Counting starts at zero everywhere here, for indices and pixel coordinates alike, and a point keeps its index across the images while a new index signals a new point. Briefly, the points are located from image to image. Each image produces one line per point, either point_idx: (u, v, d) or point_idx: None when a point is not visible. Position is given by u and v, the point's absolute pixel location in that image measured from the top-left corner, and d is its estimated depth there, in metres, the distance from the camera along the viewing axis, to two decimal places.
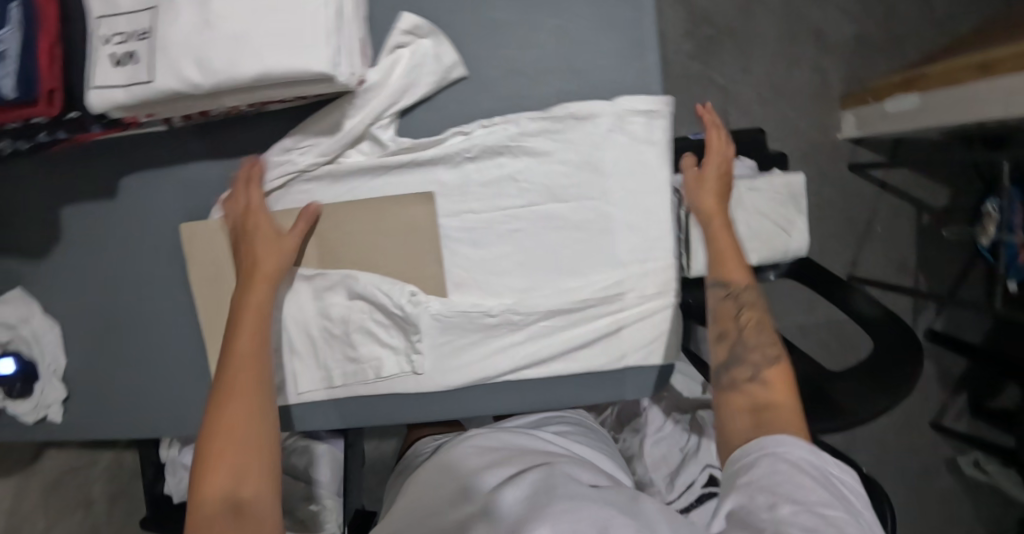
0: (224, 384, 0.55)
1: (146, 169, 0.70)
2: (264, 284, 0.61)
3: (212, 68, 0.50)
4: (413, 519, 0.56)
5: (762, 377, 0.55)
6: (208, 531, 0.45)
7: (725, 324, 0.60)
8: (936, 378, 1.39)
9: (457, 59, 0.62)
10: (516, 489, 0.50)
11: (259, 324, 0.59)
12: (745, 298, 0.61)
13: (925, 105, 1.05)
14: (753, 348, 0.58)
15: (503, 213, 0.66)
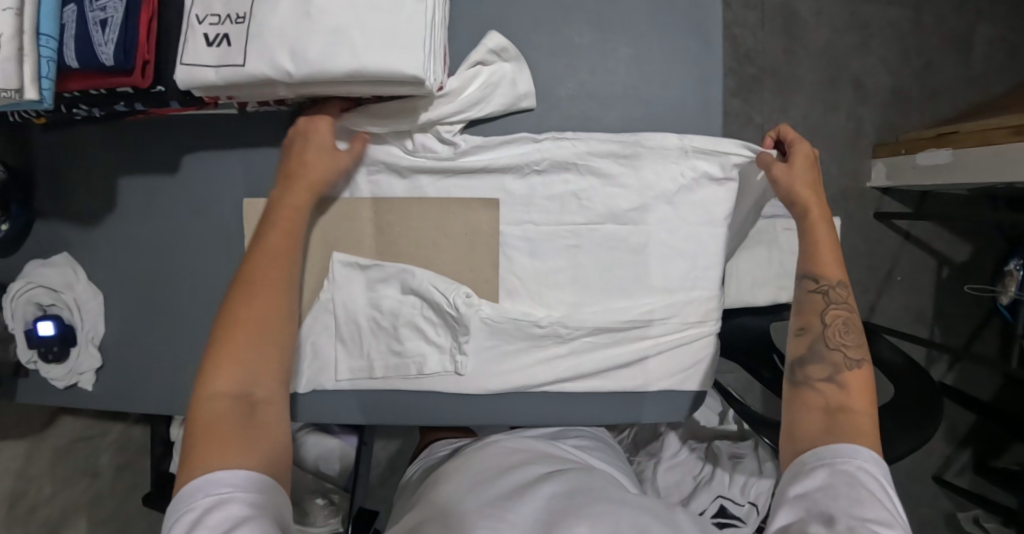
0: (250, 283, 0.57)
1: (215, 150, 0.72)
2: (305, 197, 0.63)
3: (306, 62, 0.53)
4: (452, 501, 0.58)
5: (839, 378, 0.58)
6: (222, 423, 0.50)
7: (809, 318, 0.63)
8: (942, 432, 1.40)
9: (530, 90, 0.67)
10: (552, 487, 0.55)
11: (288, 243, 0.61)
12: (835, 295, 0.62)
13: (956, 161, 1.07)
14: (835, 347, 0.60)
15: (563, 228, 0.69)
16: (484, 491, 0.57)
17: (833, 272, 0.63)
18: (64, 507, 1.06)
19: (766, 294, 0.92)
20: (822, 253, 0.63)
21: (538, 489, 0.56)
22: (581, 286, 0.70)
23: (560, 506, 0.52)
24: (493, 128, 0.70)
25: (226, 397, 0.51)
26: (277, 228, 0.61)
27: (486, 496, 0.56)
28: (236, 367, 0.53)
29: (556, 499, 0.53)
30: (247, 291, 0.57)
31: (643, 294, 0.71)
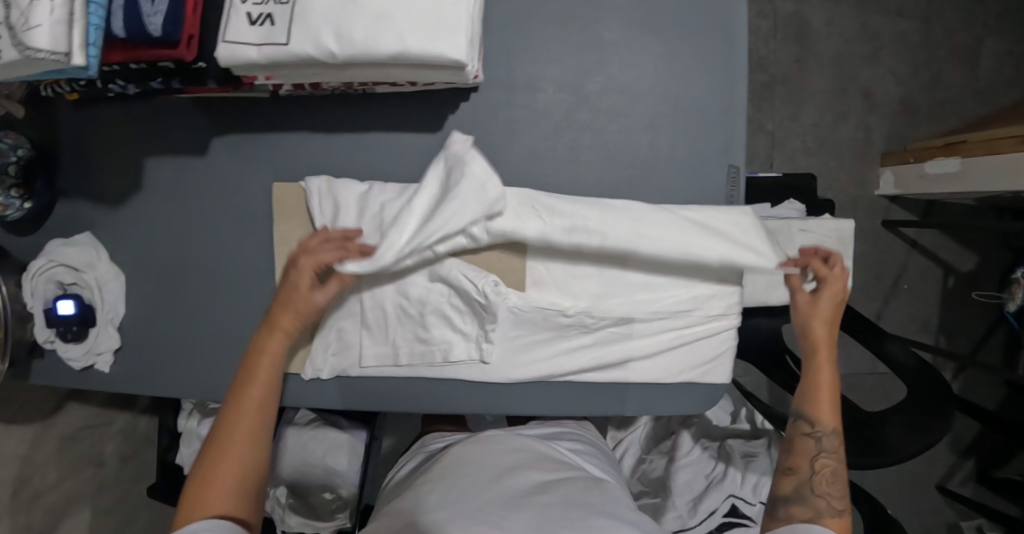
0: (233, 405, 0.60)
1: (245, 134, 0.73)
2: (285, 329, 0.65)
3: (350, 43, 0.53)
4: (456, 485, 0.63)
5: (821, 524, 0.58)
6: None
7: (800, 460, 0.64)
8: (946, 441, 1.41)
9: (498, 195, 0.65)
10: (550, 498, 0.61)
11: (273, 369, 0.63)
12: (828, 443, 0.64)
13: (964, 170, 1.09)
14: (820, 493, 0.60)
15: (591, 218, 0.69)
16: (482, 495, 0.61)
17: (829, 419, 0.65)
18: (68, 495, 1.06)
19: (780, 294, 0.93)
20: (819, 397, 0.66)
21: (535, 499, 0.61)
22: (605, 276, 0.71)
23: (558, 516, 0.59)
24: (523, 119, 0.71)
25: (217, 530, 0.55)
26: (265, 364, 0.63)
27: (481, 500, 0.60)
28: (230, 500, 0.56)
29: (554, 509, 0.60)
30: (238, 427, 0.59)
31: (666, 285, 0.71)
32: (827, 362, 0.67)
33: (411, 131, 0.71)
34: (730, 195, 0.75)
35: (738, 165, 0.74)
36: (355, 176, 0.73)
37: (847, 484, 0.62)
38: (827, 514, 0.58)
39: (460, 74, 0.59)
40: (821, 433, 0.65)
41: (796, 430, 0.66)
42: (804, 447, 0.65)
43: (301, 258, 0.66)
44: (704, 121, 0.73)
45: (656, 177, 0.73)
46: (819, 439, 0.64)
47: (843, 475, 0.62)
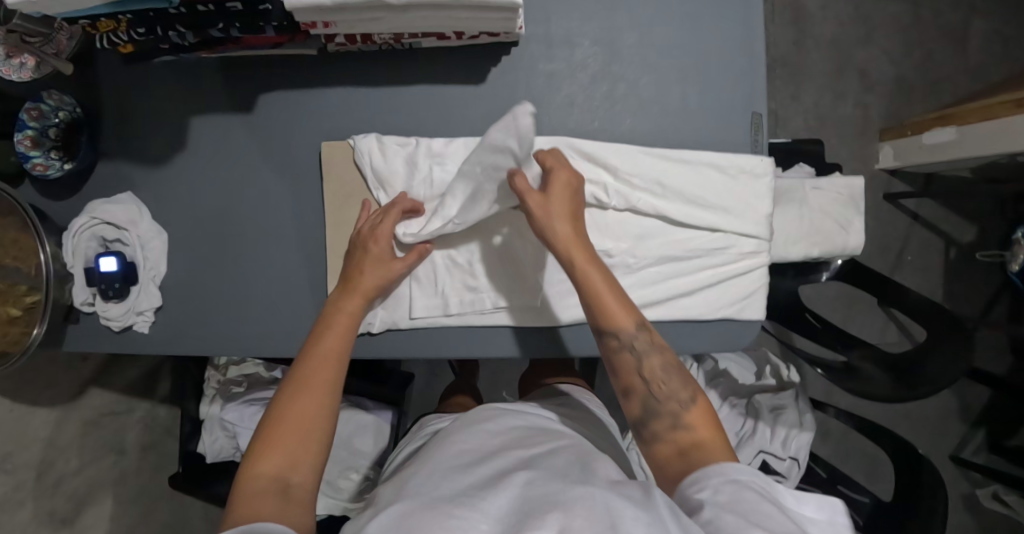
0: (307, 368, 0.60)
1: (289, 91, 0.75)
2: (362, 297, 0.67)
3: None
4: (438, 469, 0.57)
5: (683, 421, 0.55)
6: (263, 504, 0.50)
7: (628, 378, 0.59)
8: (957, 412, 1.44)
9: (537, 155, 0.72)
10: (525, 478, 0.51)
11: (343, 337, 0.64)
12: (638, 345, 0.59)
13: (961, 138, 1.14)
14: (667, 397, 0.57)
15: (629, 164, 0.72)
16: (456, 481, 0.53)
17: (624, 322, 0.60)
18: (89, 482, 1.04)
19: (800, 249, 0.95)
20: (604, 302, 0.60)
21: (514, 479, 0.52)
22: (643, 218, 0.74)
23: (535, 497, 0.48)
24: (563, 69, 0.73)
25: (266, 480, 0.52)
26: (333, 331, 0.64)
27: (459, 486, 0.52)
28: (281, 452, 0.54)
29: (533, 487, 0.50)
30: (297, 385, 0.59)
31: (700, 229, 0.74)
32: (588, 262, 0.62)
33: (456, 83, 0.73)
34: (756, 141, 0.76)
35: (762, 112, 0.75)
36: (398, 131, 0.75)
37: (678, 368, 0.58)
38: (684, 412, 0.55)
39: (510, 15, 0.63)
40: (628, 341, 0.59)
41: (606, 348, 0.59)
42: (627, 364, 0.59)
43: (365, 229, 0.69)
44: (735, 70, 0.75)
45: (689, 124, 0.75)
46: (631, 347, 0.59)
47: (673, 364, 0.59)
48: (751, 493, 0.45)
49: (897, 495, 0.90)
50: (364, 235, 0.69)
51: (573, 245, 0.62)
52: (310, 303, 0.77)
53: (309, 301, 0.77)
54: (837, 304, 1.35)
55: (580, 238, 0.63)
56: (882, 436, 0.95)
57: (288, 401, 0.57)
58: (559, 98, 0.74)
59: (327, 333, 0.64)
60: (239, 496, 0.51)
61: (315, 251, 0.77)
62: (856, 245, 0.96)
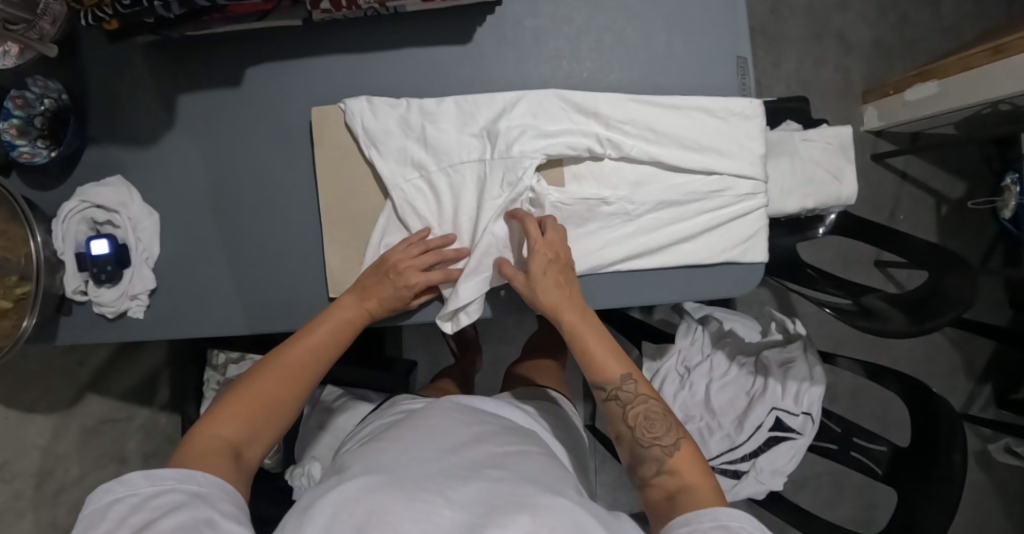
0: (291, 353, 0.61)
1: (277, 63, 0.74)
2: (367, 311, 0.66)
3: None
4: (409, 450, 0.57)
5: (668, 467, 0.56)
6: (207, 462, 0.52)
7: (619, 426, 0.61)
8: (962, 369, 1.44)
9: (531, 104, 0.71)
10: (498, 474, 0.54)
11: (338, 339, 0.65)
12: (626, 395, 0.61)
13: (944, 91, 1.16)
14: (651, 443, 0.58)
15: (621, 110, 0.72)
16: (426, 462, 0.54)
17: (612, 371, 0.62)
18: (91, 492, 1.01)
19: (795, 202, 0.96)
20: (594, 355, 0.63)
21: (486, 472, 0.54)
22: (638, 165, 0.73)
23: (503, 495, 0.51)
24: (548, 23, 0.74)
25: (220, 443, 0.54)
26: (326, 328, 0.64)
27: (428, 467, 0.54)
28: (241, 421, 0.56)
29: (501, 484, 0.52)
30: (274, 368, 0.60)
31: (696, 172, 0.74)
32: (575, 319, 0.64)
33: (443, 43, 0.73)
34: (743, 85, 0.77)
35: (746, 57, 0.76)
36: (388, 95, 0.74)
37: (661, 415, 0.59)
38: (667, 455, 0.56)
39: None
40: (616, 391, 0.61)
41: (598, 398, 0.62)
42: (615, 413, 0.61)
43: (403, 262, 0.67)
44: (716, 15, 0.76)
45: (676, 72, 0.76)
46: (618, 396, 0.61)
47: (657, 406, 0.60)
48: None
49: (915, 441, 0.89)
50: (395, 269, 0.67)
51: (562, 309, 0.64)
52: (308, 275, 0.76)
53: (308, 273, 0.76)
54: (836, 266, 1.35)
55: (568, 299, 0.65)
56: (889, 380, 0.95)
57: (263, 380, 0.59)
58: (547, 53, 0.74)
59: (322, 328, 0.64)
60: (190, 443, 0.53)
61: (310, 221, 0.75)
62: (849, 195, 0.97)
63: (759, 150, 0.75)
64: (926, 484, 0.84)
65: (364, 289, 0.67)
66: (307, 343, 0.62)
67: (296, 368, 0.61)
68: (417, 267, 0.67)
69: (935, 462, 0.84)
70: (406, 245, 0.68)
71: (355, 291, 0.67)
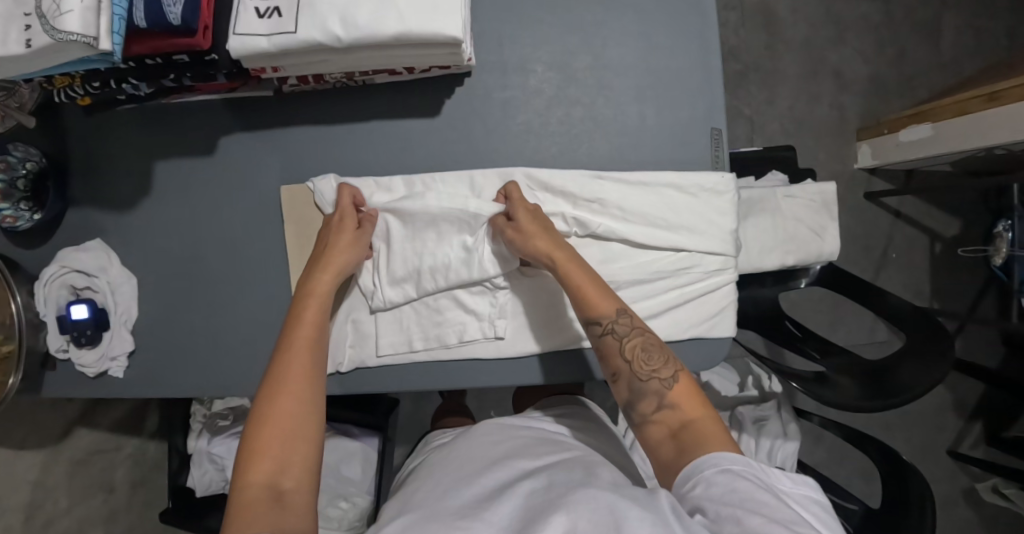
0: (279, 373, 0.58)
1: (251, 133, 0.75)
2: (325, 282, 0.65)
3: (354, 26, 0.58)
4: (441, 484, 0.57)
5: (669, 401, 0.56)
6: (253, 513, 0.48)
7: (614, 362, 0.60)
8: (953, 407, 1.43)
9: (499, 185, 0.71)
10: (532, 483, 0.52)
11: (316, 331, 0.62)
12: (621, 329, 0.60)
13: (937, 135, 1.15)
14: (649, 377, 0.58)
15: (587, 190, 0.72)
16: (457, 489, 0.55)
17: (606, 308, 0.61)
18: (79, 523, 1.04)
19: (775, 259, 0.97)
20: (586, 294, 0.62)
21: (517, 485, 0.52)
22: (606, 243, 0.73)
23: (542, 501, 0.48)
24: (519, 95, 0.73)
25: (259, 489, 0.50)
26: (306, 322, 0.62)
27: (461, 497, 0.53)
28: (269, 458, 0.52)
29: (535, 495, 0.49)
30: (285, 387, 0.57)
31: (665, 249, 0.73)
32: (567, 259, 0.64)
33: (412, 115, 0.73)
34: (716, 157, 0.75)
35: (721, 128, 0.75)
36: (357, 172, 0.74)
37: (659, 347, 0.59)
38: (667, 391, 0.56)
39: (455, 50, 0.62)
40: (612, 326, 0.61)
41: (592, 337, 0.62)
42: (612, 349, 0.61)
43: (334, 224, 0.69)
44: (689, 85, 0.75)
45: (649, 144, 0.75)
46: (614, 331, 0.60)
47: (655, 342, 0.60)
48: (746, 484, 0.47)
49: (887, 510, 0.88)
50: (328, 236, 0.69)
51: (554, 252, 0.64)
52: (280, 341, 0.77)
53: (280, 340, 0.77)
54: (822, 306, 1.33)
55: (557, 244, 0.65)
56: (868, 443, 0.94)
57: (267, 409, 0.55)
58: (517, 124, 0.74)
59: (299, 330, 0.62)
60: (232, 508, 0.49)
61: (281, 291, 0.77)
62: (831, 251, 0.99)
63: (730, 228, 0.74)
64: None
65: (319, 274, 0.66)
66: (292, 349, 0.60)
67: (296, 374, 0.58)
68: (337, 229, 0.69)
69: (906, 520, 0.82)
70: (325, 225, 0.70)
71: (315, 263, 0.67)
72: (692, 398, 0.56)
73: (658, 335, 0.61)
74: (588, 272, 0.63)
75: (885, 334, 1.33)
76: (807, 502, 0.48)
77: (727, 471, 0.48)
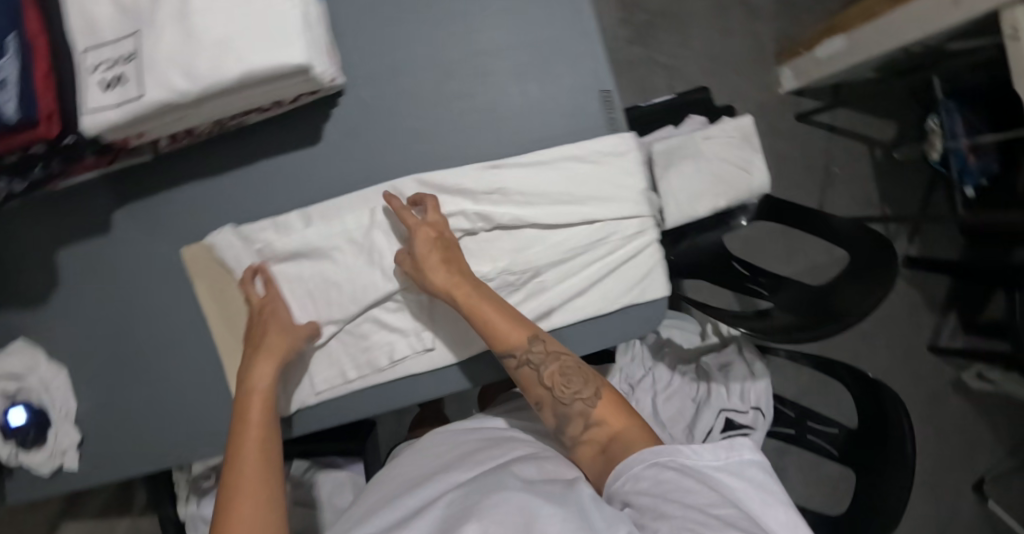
0: (232, 471, 0.56)
1: (144, 200, 0.73)
2: (267, 366, 0.64)
3: (197, 77, 0.56)
4: (376, 505, 0.58)
5: (593, 418, 0.58)
6: None
7: (536, 390, 0.62)
8: (925, 304, 1.44)
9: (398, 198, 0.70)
10: (451, 495, 0.51)
11: (263, 420, 0.62)
12: (536, 357, 0.61)
13: (853, 45, 1.14)
14: (571, 400, 0.59)
15: (489, 186, 0.71)
16: (388, 508, 0.55)
17: (517, 339, 0.62)
18: None
19: (706, 204, 0.96)
20: (496, 328, 0.62)
21: (439, 499, 0.52)
22: (514, 231, 0.72)
23: (457, 511, 0.48)
24: (401, 103, 0.72)
25: None
26: (254, 418, 0.62)
27: (392, 516, 0.54)
28: None
29: (453, 506, 0.49)
30: (238, 483, 0.55)
31: (576, 224, 0.72)
32: (473, 294, 0.64)
33: (297, 145, 0.72)
34: (611, 119, 0.74)
35: (610, 89, 0.73)
36: (253, 216, 0.72)
37: (577, 371, 0.60)
38: (591, 409, 0.58)
39: (310, 76, 0.59)
40: (527, 356, 0.62)
41: (509, 369, 0.63)
42: (530, 378, 0.62)
43: (261, 303, 0.69)
44: (570, 55, 0.73)
45: (541, 123, 0.73)
46: (529, 361, 0.61)
47: (574, 365, 0.61)
48: (671, 473, 0.49)
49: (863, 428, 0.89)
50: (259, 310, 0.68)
51: (457, 288, 0.64)
52: (219, 400, 0.76)
53: (221, 400, 0.76)
54: (774, 239, 1.34)
55: (465, 277, 0.65)
56: (836, 366, 0.94)
57: (226, 511, 0.53)
58: (404, 133, 0.72)
59: (246, 424, 0.61)
60: None
61: (208, 351, 0.75)
62: (762, 183, 0.99)
63: (639, 188, 0.73)
64: (882, 464, 0.83)
65: (255, 364, 0.65)
66: (241, 444, 0.59)
67: (252, 440, 0.60)
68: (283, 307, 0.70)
69: (888, 432, 0.84)
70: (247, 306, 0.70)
71: (250, 353, 0.66)
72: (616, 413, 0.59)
73: (576, 359, 0.62)
74: (497, 303, 0.63)
75: (842, 255, 1.36)
76: (747, 468, 0.51)
77: (655, 464, 0.50)
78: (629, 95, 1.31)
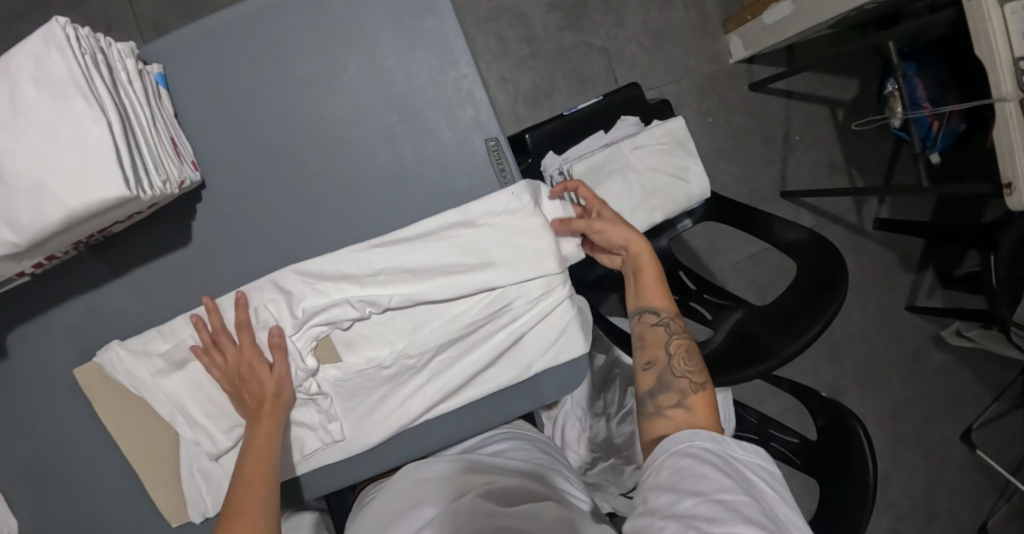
0: (229, 518, 0.55)
1: (29, 322, 0.69)
2: (270, 417, 0.63)
3: (21, 227, 0.52)
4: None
5: (686, 403, 0.60)
6: None
7: (653, 350, 0.64)
8: (900, 265, 1.38)
9: (283, 294, 0.66)
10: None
11: (263, 466, 0.60)
12: (671, 326, 0.65)
13: (799, 9, 1.02)
14: (680, 375, 0.61)
15: (379, 269, 0.67)
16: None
17: (663, 305, 0.66)
18: None
19: (639, 221, 0.89)
20: (652, 289, 0.66)
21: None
22: (411, 310, 0.69)
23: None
24: (276, 187, 0.67)
25: None
26: (252, 462, 0.60)
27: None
28: None
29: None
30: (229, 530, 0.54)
31: (475, 293, 0.68)
32: (649, 255, 0.67)
33: (174, 247, 0.68)
34: (503, 170, 0.68)
35: (496, 138, 0.68)
36: (141, 329, 0.69)
37: (700, 355, 0.63)
38: (690, 393, 0.60)
39: (144, 198, 0.55)
40: (664, 320, 0.65)
41: (640, 324, 0.66)
42: (654, 339, 0.64)
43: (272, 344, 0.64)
44: (450, 109, 0.68)
45: (426, 188, 0.68)
46: (665, 324, 0.65)
47: (696, 351, 0.64)
48: (688, 459, 0.52)
49: (824, 458, 0.85)
50: (241, 367, 0.64)
51: (639, 246, 0.66)
52: (146, 514, 0.72)
53: (147, 515, 0.72)
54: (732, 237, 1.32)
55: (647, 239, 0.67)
56: (807, 392, 0.90)
57: None
58: (283, 218, 0.67)
59: (243, 472, 0.59)
60: None
61: (125, 467, 0.71)
62: (700, 192, 0.90)
63: (544, 245, 0.68)
64: (833, 494, 0.80)
65: (258, 414, 0.63)
66: (236, 497, 0.57)
67: (248, 491, 0.58)
68: (263, 364, 0.64)
69: (848, 469, 0.78)
70: (212, 353, 0.65)
71: (253, 405, 0.64)
72: (706, 411, 0.60)
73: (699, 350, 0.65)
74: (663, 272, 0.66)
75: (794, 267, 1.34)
76: (760, 468, 0.53)
77: (693, 440, 0.54)
78: (564, 88, 1.21)
